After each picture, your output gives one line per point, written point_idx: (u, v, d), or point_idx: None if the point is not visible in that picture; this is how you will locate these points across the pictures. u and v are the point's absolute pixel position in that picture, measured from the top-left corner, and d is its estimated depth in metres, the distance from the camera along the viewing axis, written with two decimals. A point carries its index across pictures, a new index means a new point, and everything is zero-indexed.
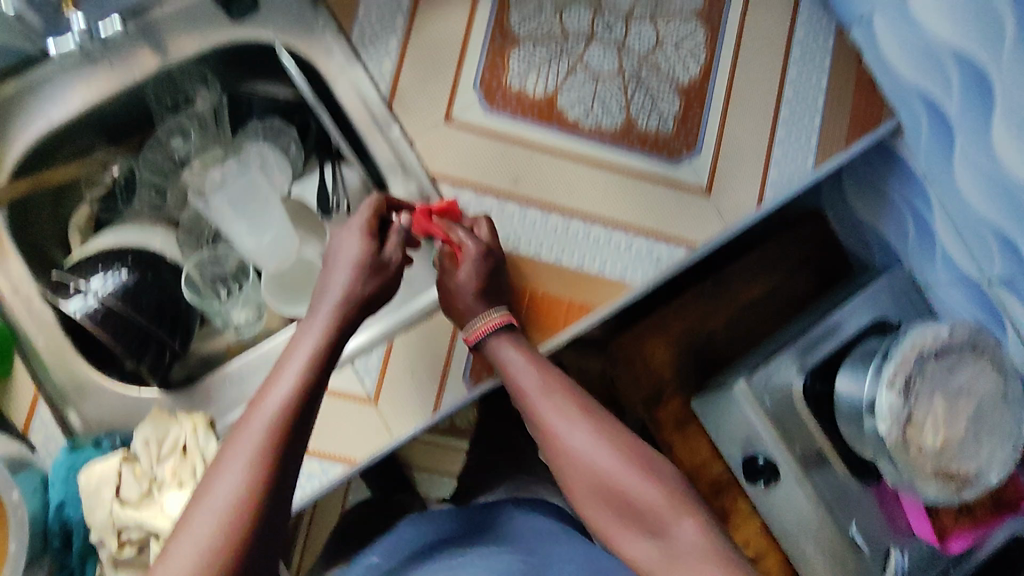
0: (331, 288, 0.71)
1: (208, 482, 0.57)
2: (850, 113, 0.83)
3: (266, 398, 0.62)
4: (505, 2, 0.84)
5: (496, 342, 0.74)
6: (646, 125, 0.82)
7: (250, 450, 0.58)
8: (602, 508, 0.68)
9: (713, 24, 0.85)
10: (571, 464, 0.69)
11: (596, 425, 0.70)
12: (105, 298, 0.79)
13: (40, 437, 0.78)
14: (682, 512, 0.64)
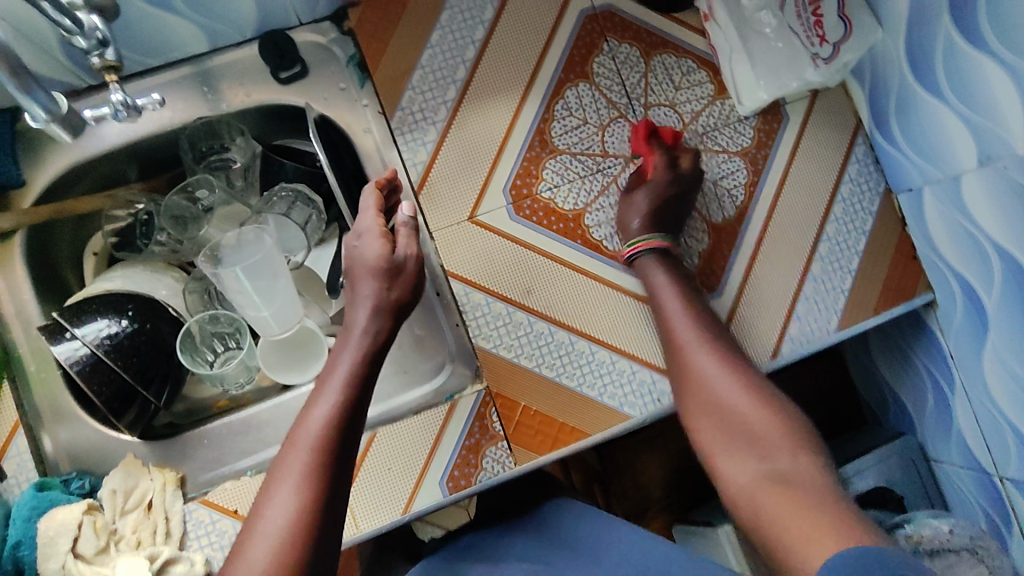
0: (356, 314, 0.67)
1: (257, 515, 0.58)
2: (875, 284, 0.83)
3: (306, 420, 0.61)
4: (552, 105, 0.81)
5: (651, 265, 0.77)
6: (670, 259, 0.80)
7: (296, 471, 0.58)
8: (746, 461, 0.64)
9: (757, 167, 0.83)
10: (699, 382, 0.71)
11: (715, 346, 0.73)
12: (97, 350, 0.67)
13: (13, 466, 0.70)
14: (798, 449, 0.63)
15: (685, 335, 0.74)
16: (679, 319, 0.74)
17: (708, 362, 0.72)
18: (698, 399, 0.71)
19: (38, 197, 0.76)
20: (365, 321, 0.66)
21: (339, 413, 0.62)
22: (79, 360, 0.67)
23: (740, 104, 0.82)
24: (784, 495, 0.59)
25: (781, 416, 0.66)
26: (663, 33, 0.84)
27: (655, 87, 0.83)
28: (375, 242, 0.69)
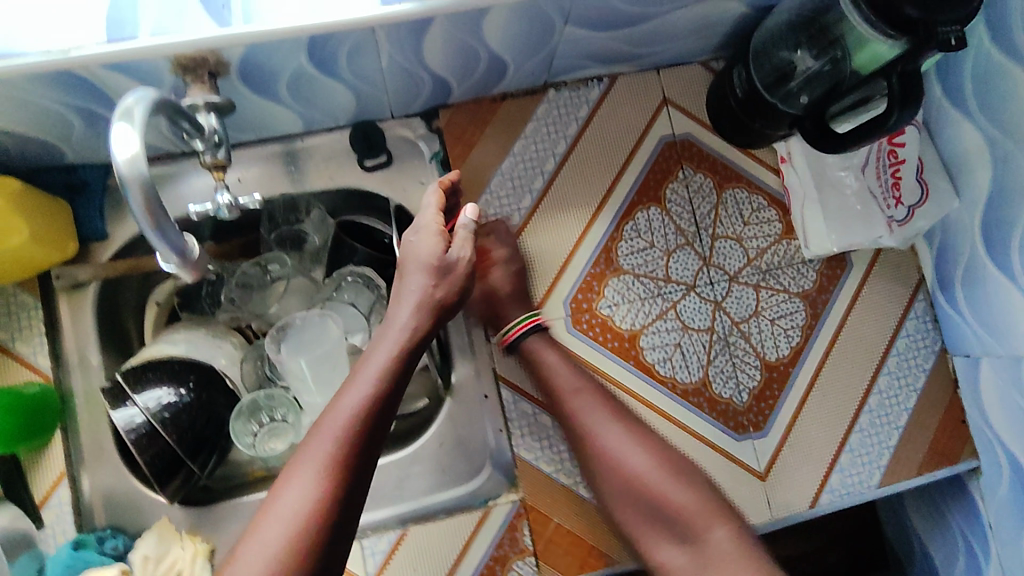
0: (401, 307, 0.64)
1: (272, 499, 0.53)
2: (921, 445, 0.83)
3: (340, 402, 0.58)
4: (622, 226, 0.83)
5: (539, 343, 0.77)
6: (720, 391, 0.81)
7: (321, 453, 0.54)
8: (647, 524, 0.70)
9: (816, 310, 0.84)
10: (606, 460, 0.71)
11: (636, 435, 0.72)
12: (153, 419, 0.68)
13: (52, 516, 0.71)
14: (713, 521, 0.67)
15: (562, 386, 0.74)
16: (558, 377, 0.75)
17: (589, 403, 0.73)
18: (607, 479, 0.71)
19: (117, 252, 0.77)
20: (410, 317, 0.64)
21: (373, 399, 0.58)
22: (135, 428, 0.68)
23: (806, 248, 0.83)
24: (693, 561, 0.66)
25: (704, 497, 0.69)
26: (737, 168, 0.86)
27: (724, 219, 0.84)
28: (433, 240, 0.67)
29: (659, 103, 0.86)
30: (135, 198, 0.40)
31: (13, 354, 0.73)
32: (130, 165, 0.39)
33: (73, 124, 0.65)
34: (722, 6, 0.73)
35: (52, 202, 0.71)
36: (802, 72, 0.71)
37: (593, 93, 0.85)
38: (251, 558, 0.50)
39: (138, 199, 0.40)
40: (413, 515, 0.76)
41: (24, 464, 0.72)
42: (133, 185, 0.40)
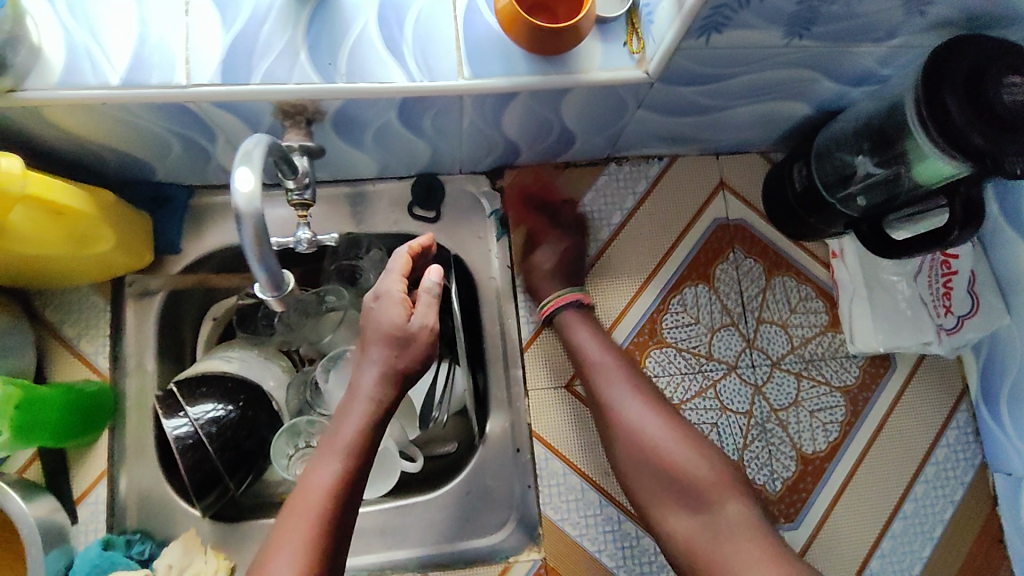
0: (366, 377, 0.66)
1: (258, 570, 0.58)
2: (955, 561, 0.81)
3: (311, 480, 0.62)
4: (670, 299, 0.85)
5: (574, 320, 0.79)
6: (754, 477, 0.81)
7: (301, 531, 0.59)
8: (672, 496, 0.71)
9: (856, 406, 0.84)
10: (620, 424, 0.74)
11: (653, 403, 0.75)
12: (200, 432, 0.71)
13: (86, 513, 0.73)
14: (728, 496, 0.70)
15: (596, 362, 0.76)
16: (591, 354, 0.77)
17: (612, 357, 0.77)
18: (627, 444, 0.73)
19: (187, 266, 0.81)
20: (378, 388, 0.65)
21: (341, 478, 0.62)
22: (182, 437, 0.70)
23: (850, 343, 0.84)
24: (708, 530, 0.68)
25: (674, 432, 0.73)
26: (788, 256, 0.87)
27: (771, 304, 0.86)
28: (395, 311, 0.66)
29: (716, 185, 0.88)
30: (247, 233, 0.43)
31: (76, 352, 0.76)
32: (247, 200, 0.42)
33: (172, 150, 0.70)
34: (790, 105, 0.76)
35: (138, 216, 0.75)
36: (862, 178, 0.73)
37: (653, 170, 0.88)
38: None
39: (249, 234, 0.43)
40: (433, 560, 0.77)
41: (69, 459, 0.74)
42: (247, 220, 0.43)
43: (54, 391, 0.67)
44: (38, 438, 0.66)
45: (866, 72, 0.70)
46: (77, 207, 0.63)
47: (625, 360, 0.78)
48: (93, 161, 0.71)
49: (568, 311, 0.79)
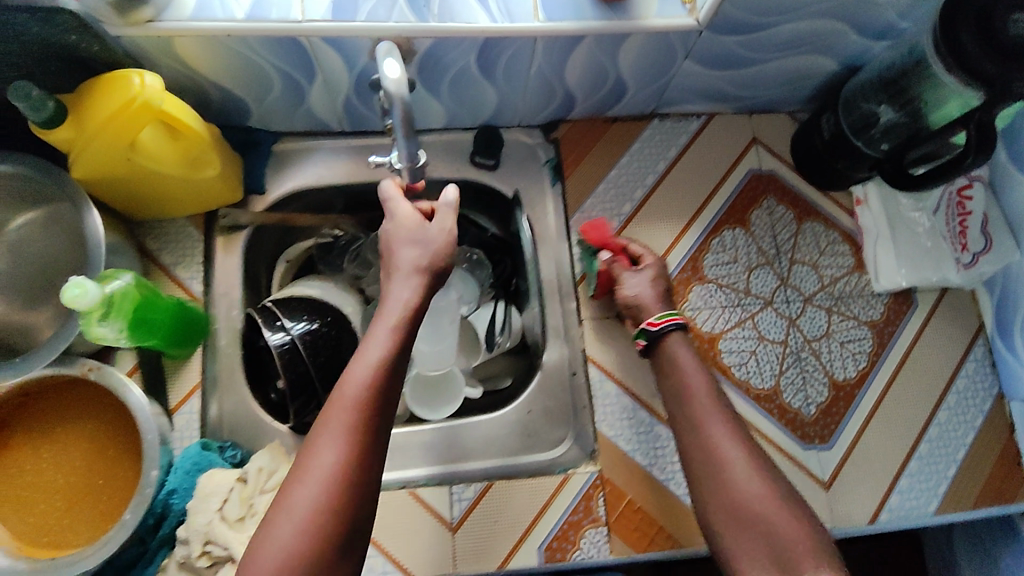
0: (401, 287, 0.65)
1: (301, 466, 0.56)
2: (978, 481, 0.87)
3: (347, 375, 0.59)
4: (709, 241, 0.92)
5: (677, 342, 0.77)
6: (790, 400, 0.88)
7: (337, 426, 0.57)
8: (760, 555, 0.61)
9: (882, 339, 0.91)
10: (711, 454, 0.68)
11: (749, 442, 0.68)
12: (298, 337, 0.79)
13: (182, 421, 0.79)
14: (822, 560, 0.58)
15: (694, 390, 0.73)
16: (690, 381, 0.74)
17: (712, 411, 0.71)
18: (715, 482, 0.66)
19: (271, 205, 0.89)
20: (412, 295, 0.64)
21: (378, 373, 0.60)
22: (281, 343, 0.78)
23: (876, 282, 0.92)
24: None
25: (779, 492, 0.64)
26: (816, 204, 0.95)
27: (802, 247, 0.93)
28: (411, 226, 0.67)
29: (749, 140, 0.97)
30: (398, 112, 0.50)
31: (173, 277, 0.83)
32: (396, 84, 0.50)
33: (272, 89, 0.78)
34: (819, 60, 0.85)
35: (232, 153, 0.82)
36: (884, 122, 0.82)
37: (692, 126, 0.96)
38: (281, 529, 0.54)
39: (397, 113, 0.50)
40: (497, 471, 0.84)
41: (166, 373, 0.80)
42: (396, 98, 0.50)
43: (165, 302, 0.73)
44: (149, 341, 0.71)
45: (889, 26, 0.79)
46: (193, 128, 0.70)
47: (723, 399, 0.73)
48: (198, 99, 0.79)
49: (670, 332, 0.77)
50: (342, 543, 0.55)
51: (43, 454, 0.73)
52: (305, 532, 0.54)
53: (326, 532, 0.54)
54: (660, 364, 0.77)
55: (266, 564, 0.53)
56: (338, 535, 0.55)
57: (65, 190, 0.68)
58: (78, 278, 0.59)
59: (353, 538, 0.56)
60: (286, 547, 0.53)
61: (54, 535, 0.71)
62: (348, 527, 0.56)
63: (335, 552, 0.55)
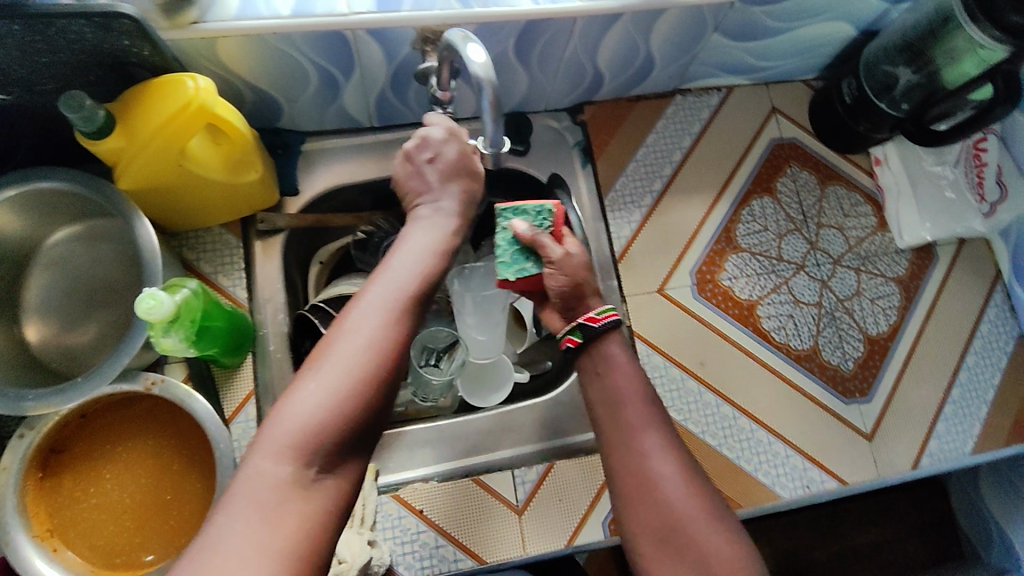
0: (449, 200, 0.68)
1: (346, 322, 0.54)
2: (1008, 419, 0.90)
3: (401, 256, 0.60)
4: (740, 211, 0.95)
5: (617, 341, 0.69)
6: (829, 358, 0.91)
7: (393, 291, 0.57)
8: (681, 574, 0.57)
9: (910, 294, 0.94)
10: (639, 469, 0.61)
11: (683, 458, 0.62)
12: None
13: (239, 430, 0.78)
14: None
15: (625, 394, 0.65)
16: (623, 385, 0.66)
17: (647, 419, 0.64)
18: (641, 498, 0.60)
19: (305, 206, 0.87)
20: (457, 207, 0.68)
21: (433, 260, 0.61)
22: None
23: (899, 239, 0.95)
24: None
25: (719, 532, 0.58)
26: (837, 168, 0.98)
27: (828, 211, 0.96)
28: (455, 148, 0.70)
29: (769, 111, 0.99)
30: (485, 98, 0.52)
31: (217, 286, 0.82)
32: (483, 68, 0.51)
33: (308, 87, 0.77)
34: (839, 26, 0.87)
35: (268, 156, 0.81)
36: (903, 82, 0.85)
37: (714, 99, 0.98)
38: (328, 374, 0.52)
39: (486, 97, 0.52)
40: (555, 452, 0.86)
41: (218, 383, 0.79)
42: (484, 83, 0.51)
43: (222, 307, 0.73)
44: (211, 349, 0.71)
45: None
46: (241, 131, 0.69)
47: (659, 403, 0.66)
48: (232, 101, 0.78)
49: (613, 327, 0.69)
50: (378, 404, 0.53)
51: (107, 474, 0.71)
52: (350, 384, 0.51)
53: (370, 385, 0.52)
54: (591, 355, 0.68)
55: (304, 412, 0.50)
56: (378, 394, 0.53)
57: (115, 204, 0.68)
58: (148, 290, 0.61)
59: (388, 404, 0.54)
60: (327, 398, 0.51)
61: (126, 555, 0.69)
62: (386, 390, 0.54)
63: (368, 411, 0.52)
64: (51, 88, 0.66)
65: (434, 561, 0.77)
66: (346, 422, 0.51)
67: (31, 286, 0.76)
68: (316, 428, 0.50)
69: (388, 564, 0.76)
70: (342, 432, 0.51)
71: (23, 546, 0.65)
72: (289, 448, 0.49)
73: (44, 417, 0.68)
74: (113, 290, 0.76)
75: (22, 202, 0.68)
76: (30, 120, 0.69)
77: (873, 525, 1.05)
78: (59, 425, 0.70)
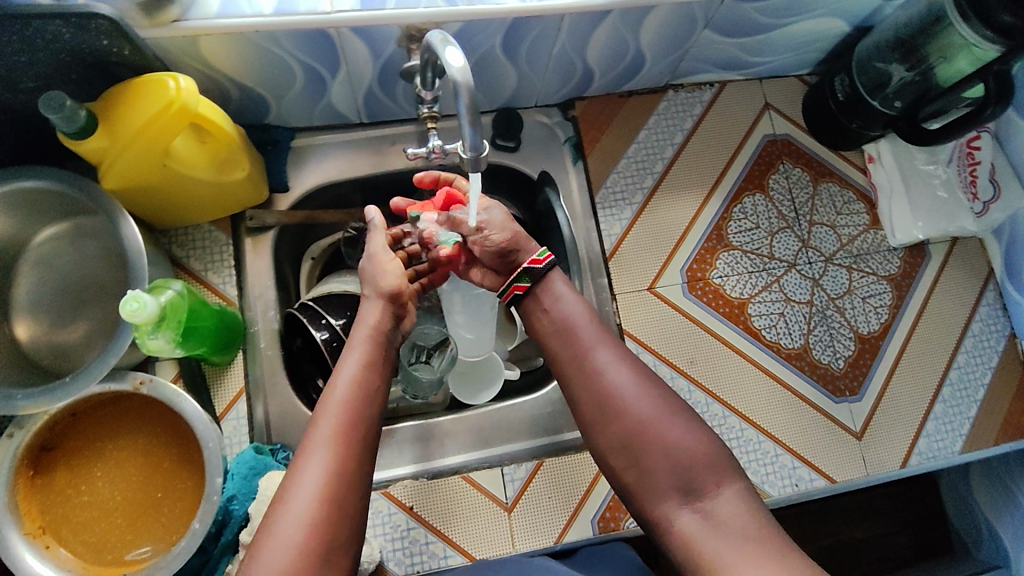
0: (368, 314, 0.68)
1: (285, 487, 0.56)
2: (998, 418, 0.90)
3: (328, 401, 0.61)
4: (731, 210, 0.94)
5: (559, 277, 0.72)
6: (819, 357, 0.91)
7: (324, 448, 0.58)
8: (665, 480, 0.60)
9: (901, 292, 0.94)
10: (596, 388, 0.65)
11: (636, 368, 0.66)
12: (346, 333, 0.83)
13: (230, 427, 0.78)
14: (722, 475, 0.60)
15: (574, 314, 0.69)
16: (569, 307, 0.69)
17: (597, 338, 0.67)
18: (605, 416, 0.64)
19: (294, 203, 0.88)
20: (377, 318, 0.68)
21: (360, 396, 0.62)
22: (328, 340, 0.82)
23: (892, 236, 0.95)
24: (709, 529, 0.57)
25: (695, 433, 0.62)
26: (830, 165, 0.98)
27: (820, 209, 0.96)
28: (391, 274, 0.70)
29: (762, 106, 0.98)
30: (463, 101, 0.51)
31: (206, 283, 0.82)
32: (461, 72, 0.51)
33: (294, 84, 0.77)
34: (829, 22, 0.86)
35: (255, 154, 0.81)
36: (897, 80, 0.84)
37: (706, 95, 0.98)
38: (270, 554, 0.53)
39: (463, 101, 0.51)
40: (545, 450, 0.86)
41: (208, 380, 0.79)
42: (462, 87, 0.51)
43: (209, 306, 0.74)
44: (198, 348, 0.72)
45: None
46: (227, 130, 0.69)
47: (605, 326, 0.69)
48: (219, 98, 0.77)
49: (552, 268, 0.71)
50: (328, 556, 0.54)
51: (98, 472, 0.72)
52: (297, 549, 0.53)
53: (316, 549, 0.54)
54: (538, 296, 0.71)
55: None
56: (326, 548, 0.54)
57: (101, 204, 0.68)
58: (133, 293, 0.61)
59: (342, 560, 0.56)
60: (276, 566, 0.52)
61: (118, 552, 0.70)
62: (334, 539, 0.55)
63: (321, 564, 0.54)
64: (35, 88, 0.66)
65: (424, 557, 0.78)
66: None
67: (20, 284, 0.76)
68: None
69: (378, 560, 0.77)
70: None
71: (15, 544, 0.66)
72: None
73: (35, 416, 0.69)
74: (102, 289, 0.76)
75: (8, 201, 0.69)
76: (15, 120, 0.69)
77: (865, 518, 1.04)
78: (49, 424, 0.70)
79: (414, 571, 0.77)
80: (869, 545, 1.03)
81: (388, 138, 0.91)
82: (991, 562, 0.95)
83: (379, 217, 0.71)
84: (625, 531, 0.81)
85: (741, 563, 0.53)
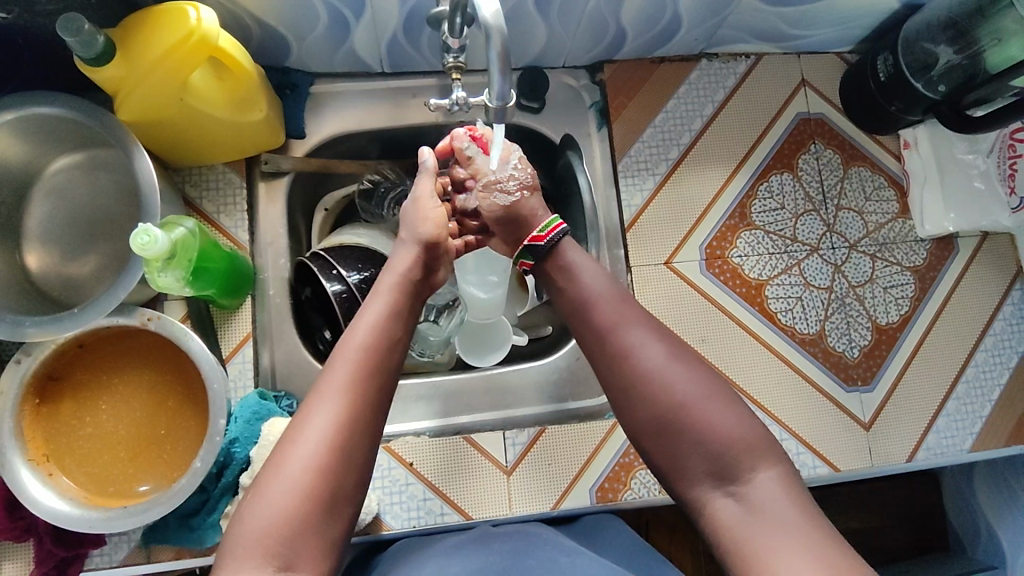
0: (399, 261, 0.67)
1: (292, 431, 0.56)
2: (1009, 420, 0.88)
3: (346, 344, 0.60)
4: (756, 189, 0.91)
5: (572, 247, 0.69)
6: (835, 344, 0.89)
7: (336, 391, 0.57)
8: (699, 463, 0.58)
9: (924, 285, 0.92)
10: (628, 367, 0.61)
11: (672, 345, 0.62)
12: (356, 284, 0.82)
13: (235, 372, 0.78)
14: (760, 460, 0.57)
15: (599, 293, 0.65)
16: (596, 284, 0.66)
17: (630, 315, 0.64)
18: (639, 397, 0.61)
19: (310, 151, 0.86)
20: (407, 267, 0.66)
21: (377, 340, 0.61)
22: (339, 289, 0.81)
23: (920, 227, 0.92)
24: (747, 516, 0.55)
25: (741, 422, 0.59)
26: (862, 148, 0.94)
27: (848, 193, 0.93)
28: (431, 222, 0.69)
29: (798, 82, 0.95)
30: (495, 44, 0.50)
31: (218, 226, 0.81)
32: (494, 18, 0.49)
33: (317, 26, 0.74)
34: None
35: (275, 97, 0.79)
36: (943, 63, 0.80)
37: (741, 67, 0.94)
38: (274, 489, 0.53)
39: (494, 47, 0.50)
40: (548, 417, 0.87)
41: (216, 323, 0.79)
42: (495, 31, 0.49)
43: (221, 248, 0.74)
44: (208, 289, 0.72)
45: None
46: (246, 66, 0.67)
47: (636, 300, 0.66)
48: (239, 35, 0.75)
49: (561, 240, 0.69)
50: (333, 504, 0.55)
51: (102, 405, 0.72)
52: (304, 490, 0.53)
53: (318, 491, 0.54)
54: (553, 275, 0.68)
55: (258, 526, 0.52)
56: (331, 496, 0.54)
57: (114, 134, 0.67)
58: (144, 226, 0.60)
59: (346, 501, 0.56)
60: (280, 507, 0.53)
61: (119, 485, 0.71)
62: (337, 489, 0.55)
63: (324, 511, 0.54)
64: (52, 10, 0.64)
65: (421, 512, 0.78)
66: (305, 527, 0.53)
67: (33, 213, 0.76)
68: (274, 538, 0.52)
69: (376, 511, 0.77)
70: (301, 538, 0.53)
71: (19, 470, 0.67)
72: (252, 556, 0.51)
73: (42, 345, 0.68)
74: (113, 223, 0.76)
75: (23, 126, 0.67)
76: (34, 42, 0.67)
77: (863, 509, 1.04)
78: (56, 354, 0.70)
79: (411, 525, 0.78)
80: (865, 536, 1.03)
81: (411, 91, 0.88)
82: (986, 561, 0.94)
83: (432, 162, 0.70)
84: (625, 502, 0.81)
85: (780, 553, 0.51)
